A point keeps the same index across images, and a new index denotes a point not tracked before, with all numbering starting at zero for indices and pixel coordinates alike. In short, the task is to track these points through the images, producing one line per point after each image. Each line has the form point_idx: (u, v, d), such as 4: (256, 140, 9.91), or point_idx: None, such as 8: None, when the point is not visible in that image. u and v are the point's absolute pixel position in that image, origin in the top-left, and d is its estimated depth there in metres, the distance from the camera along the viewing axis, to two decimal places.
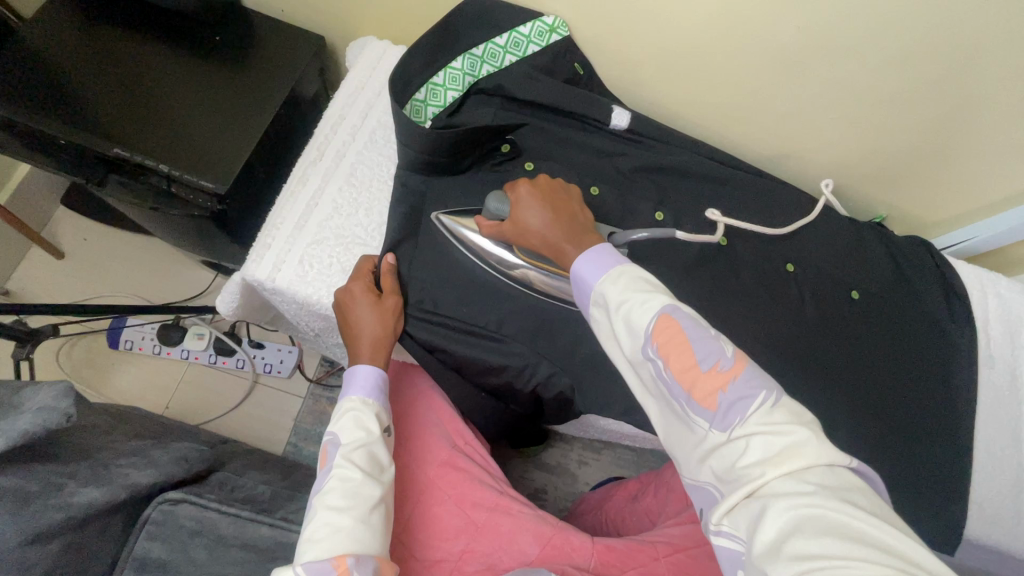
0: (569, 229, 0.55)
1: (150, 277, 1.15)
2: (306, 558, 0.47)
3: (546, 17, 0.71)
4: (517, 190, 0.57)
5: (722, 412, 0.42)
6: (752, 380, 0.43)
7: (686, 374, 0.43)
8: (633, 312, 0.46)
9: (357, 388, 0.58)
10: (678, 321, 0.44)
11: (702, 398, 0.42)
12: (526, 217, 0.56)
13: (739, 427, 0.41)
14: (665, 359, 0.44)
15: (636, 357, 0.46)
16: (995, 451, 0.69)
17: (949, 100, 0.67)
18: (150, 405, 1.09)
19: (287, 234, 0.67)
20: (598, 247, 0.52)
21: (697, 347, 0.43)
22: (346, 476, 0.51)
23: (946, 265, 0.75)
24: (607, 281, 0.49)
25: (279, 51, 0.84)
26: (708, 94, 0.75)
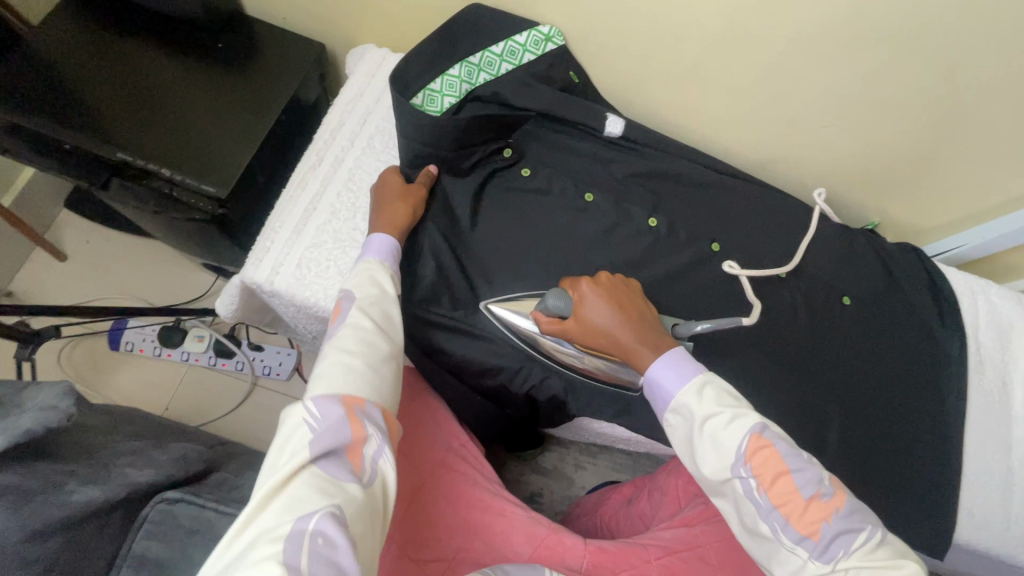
0: (642, 331, 0.57)
1: (151, 279, 1.16)
2: (317, 393, 0.47)
3: (542, 27, 0.72)
4: (580, 288, 0.59)
5: (824, 543, 0.47)
6: (852, 513, 0.48)
7: (789, 502, 0.48)
8: (724, 431, 0.50)
9: (372, 255, 0.59)
10: (772, 445, 0.49)
11: (806, 528, 0.47)
12: (596, 313, 0.58)
13: (842, 559, 0.46)
14: (764, 483, 0.49)
15: (726, 474, 0.50)
16: (986, 456, 0.69)
17: (938, 107, 0.68)
18: (150, 407, 1.10)
19: (286, 238, 0.68)
20: (672, 354, 0.55)
21: (797, 477, 0.48)
22: (359, 325, 0.51)
23: (935, 272, 0.76)
24: (689, 394, 0.53)
25: (282, 57, 0.85)
26: (701, 102, 0.76)
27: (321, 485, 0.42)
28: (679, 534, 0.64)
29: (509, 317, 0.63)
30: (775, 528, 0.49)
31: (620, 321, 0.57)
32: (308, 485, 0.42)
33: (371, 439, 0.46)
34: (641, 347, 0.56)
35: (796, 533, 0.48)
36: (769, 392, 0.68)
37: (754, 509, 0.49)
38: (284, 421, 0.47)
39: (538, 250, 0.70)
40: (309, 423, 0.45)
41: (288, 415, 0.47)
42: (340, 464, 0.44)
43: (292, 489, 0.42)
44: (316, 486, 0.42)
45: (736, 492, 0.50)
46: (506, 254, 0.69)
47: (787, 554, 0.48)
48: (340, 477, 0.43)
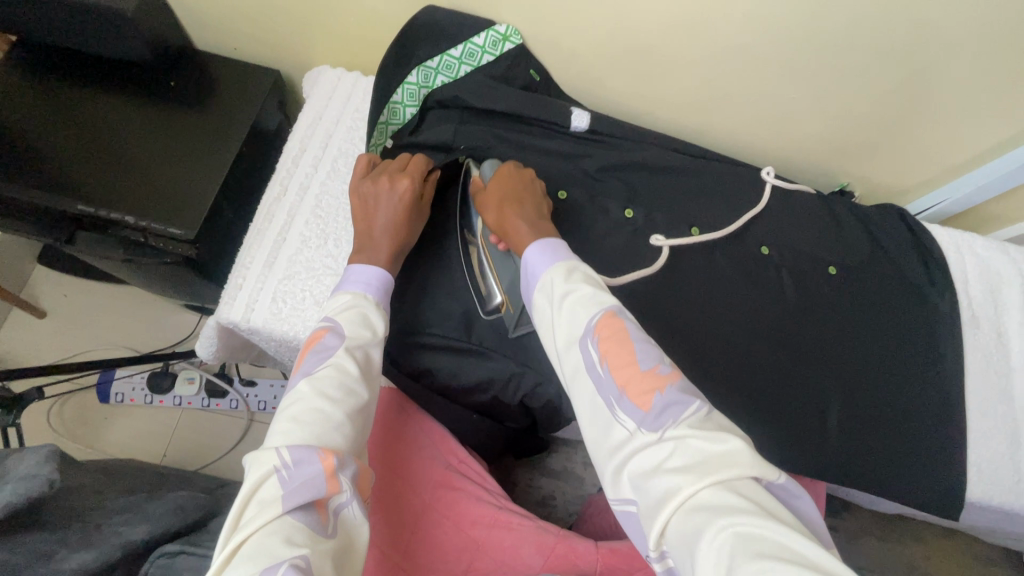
0: (524, 212, 0.57)
1: (133, 326, 1.14)
2: (294, 438, 0.45)
3: (499, 26, 0.69)
4: (505, 165, 0.61)
5: (655, 414, 0.42)
6: (687, 390, 0.43)
7: (625, 374, 0.44)
8: (578, 303, 0.48)
9: (362, 285, 0.57)
10: (621, 320, 0.46)
11: (638, 398, 0.43)
12: (491, 187, 0.59)
13: (670, 430, 0.41)
14: (605, 353, 0.45)
15: (573, 346, 0.47)
16: (990, 410, 0.69)
17: (903, 68, 0.67)
18: (146, 455, 1.08)
19: (257, 273, 0.66)
20: (552, 241, 0.54)
21: (638, 350, 0.45)
22: (343, 369, 0.50)
23: (919, 229, 0.76)
24: (553, 272, 0.51)
25: (237, 88, 0.84)
26: (665, 90, 0.75)
27: (292, 539, 0.41)
28: None
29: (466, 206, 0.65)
30: (612, 402, 0.44)
31: (501, 199, 0.57)
32: (276, 537, 0.40)
33: (343, 491, 0.44)
34: (517, 224, 0.55)
35: (630, 407, 0.43)
36: (766, 374, 0.67)
37: (593, 383, 0.45)
38: (252, 464, 0.44)
39: None
40: (282, 472, 0.43)
41: (258, 457, 0.45)
42: (313, 517, 0.43)
43: (261, 542, 0.40)
44: (287, 539, 0.40)
45: (578, 364, 0.46)
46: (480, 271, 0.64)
47: (617, 430, 0.43)
48: (308, 528, 0.42)
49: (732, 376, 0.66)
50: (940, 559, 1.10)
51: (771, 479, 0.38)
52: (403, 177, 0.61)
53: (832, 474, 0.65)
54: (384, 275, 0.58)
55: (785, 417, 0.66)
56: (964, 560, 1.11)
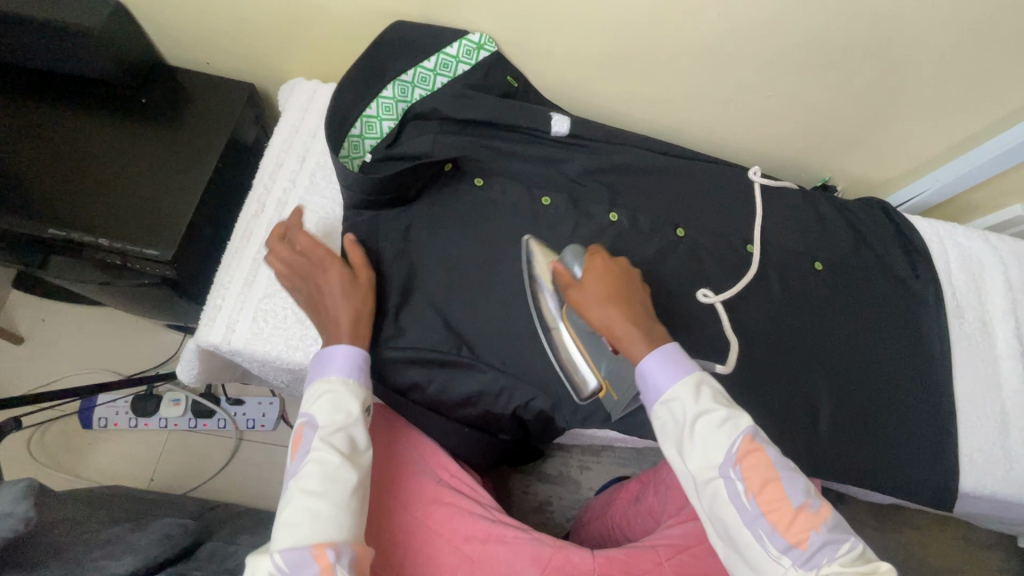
0: (637, 316, 0.52)
1: (115, 349, 1.12)
2: (285, 542, 0.46)
3: (472, 35, 0.68)
4: (597, 258, 0.56)
5: (811, 553, 0.44)
6: (836, 524, 0.45)
7: (778, 510, 0.45)
8: (715, 430, 0.47)
9: (326, 370, 0.54)
10: (761, 447, 0.47)
11: (793, 536, 0.44)
12: (588, 284, 0.54)
13: (826, 568, 0.43)
14: (752, 486, 0.45)
15: (712, 475, 0.47)
16: (979, 400, 0.69)
17: (879, 61, 0.67)
18: (133, 480, 1.05)
19: (237, 293, 0.64)
20: (672, 347, 0.51)
21: (785, 483, 0.45)
22: (323, 460, 0.49)
23: (902, 222, 0.77)
24: (682, 388, 0.49)
25: (211, 103, 0.82)
26: (646, 92, 0.75)
27: None
28: (687, 530, 0.64)
29: (543, 296, 0.61)
30: (761, 536, 0.45)
31: (607, 298, 0.53)
32: None
33: None
34: (635, 336, 0.51)
35: (783, 542, 0.44)
36: (757, 373, 0.67)
37: (738, 515, 0.46)
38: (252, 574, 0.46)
39: (495, 270, 0.66)
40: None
41: (256, 567, 0.46)
42: None
43: None
44: None
45: (720, 493, 0.46)
46: (459, 284, 0.65)
47: (769, 565, 0.45)
48: None
49: (724, 378, 0.66)
50: (937, 545, 1.11)
51: None
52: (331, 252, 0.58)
53: (827, 470, 0.65)
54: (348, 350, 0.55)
55: (779, 417, 0.65)
56: (960, 545, 1.12)
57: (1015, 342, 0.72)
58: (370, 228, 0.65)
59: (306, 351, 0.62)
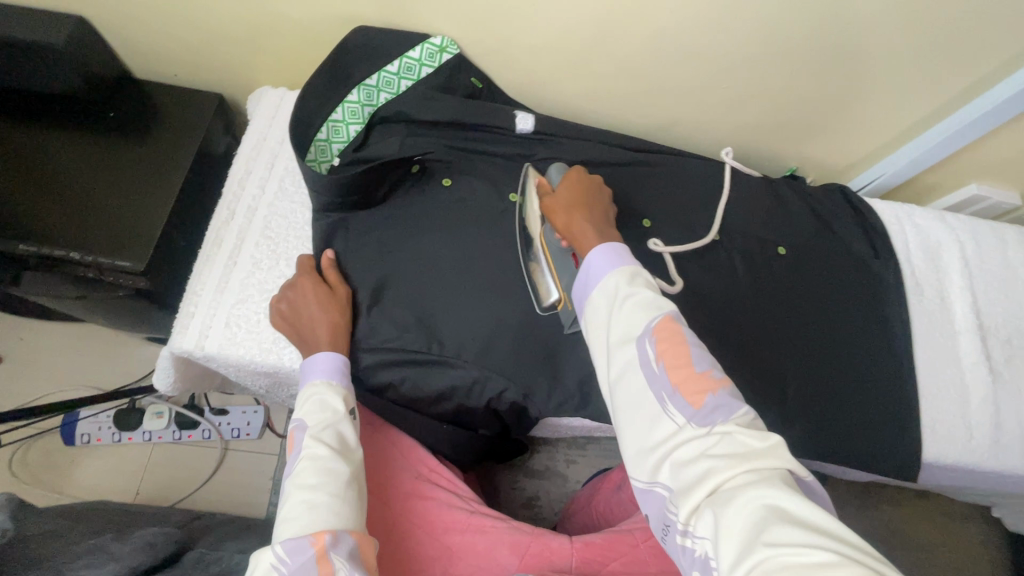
0: (595, 219, 0.57)
1: (96, 364, 1.11)
2: (284, 536, 0.46)
3: (433, 39, 0.70)
4: (573, 175, 0.63)
5: (705, 411, 0.43)
6: (736, 395, 0.44)
7: (680, 371, 0.45)
8: (638, 307, 0.48)
9: (311, 377, 0.56)
10: (679, 325, 0.47)
11: (690, 395, 0.44)
12: (559, 193, 0.61)
13: (718, 426, 0.42)
14: (661, 353, 0.46)
15: (627, 344, 0.47)
16: (939, 372, 0.71)
17: (828, 50, 0.70)
18: (119, 495, 1.05)
19: (209, 299, 0.65)
20: (618, 245, 0.54)
21: (693, 352, 0.46)
22: (315, 455, 0.50)
23: (862, 205, 0.79)
24: (616, 274, 0.51)
25: (179, 114, 0.82)
26: (608, 88, 0.76)
27: None
28: None
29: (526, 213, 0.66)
30: (662, 398, 0.45)
31: (571, 206, 0.59)
32: None
33: (340, 570, 0.43)
34: (589, 231, 0.56)
35: (679, 399, 0.44)
36: (725, 357, 0.69)
37: (643, 379, 0.46)
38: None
39: (465, 267, 0.67)
40: (279, 570, 0.43)
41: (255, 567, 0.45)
42: None
43: None
44: None
45: (631, 358, 0.47)
46: (428, 283, 0.66)
47: (664, 423, 0.45)
48: None
49: None
50: (916, 520, 1.14)
51: (803, 474, 0.41)
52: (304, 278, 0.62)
53: (795, 448, 0.67)
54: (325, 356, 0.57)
55: (746, 397, 0.67)
56: (939, 519, 1.14)
57: (971, 315, 0.74)
58: (333, 230, 0.67)
59: (280, 353, 0.63)
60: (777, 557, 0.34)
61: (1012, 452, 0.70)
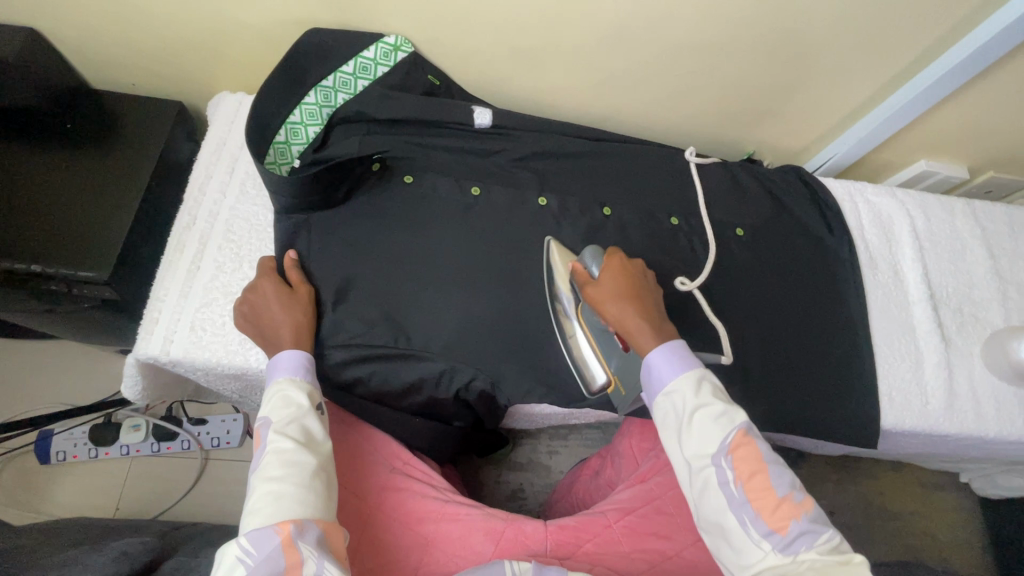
0: (649, 316, 0.56)
1: (69, 380, 1.10)
2: (250, 527, 0.47)
3: (387, 38, 0.70)
4: (614, 257, 0.59)
5: (790, 539, 0.47)
6: (817, 517, 0.48)
7: (761, 497, 0.48)
8: (711, 422, 0.51)
9: (276, 373, 0.56)
10: (754, 441, 0.50)
11: (774, 522, 0.48)
12: (605, 281, 0.57)
13: (804, 554, 0.46)
14: (741, 476, 0.49)
15: (704, 461, 0.50)
16: (894, 342, 0.74)
17: (774, 34, 0.71)
18: (98, 511, 1.04)
19: (173, 305, 0.65)
20: (677, 345, 0.55)
21: (772, 475, 0.49)
22: (280, 448, 0.50)
23: (817, 185, 0.82)
24: (683, 382, 0.52)
25: (139, 122, 0.82)
26: (564, 81, 0.78)
27: None
28: (634, 493, 0.67)
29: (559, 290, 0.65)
30: (745, 521, 0.48)
31: (621, 297, 0.56)
32: None
33: (307, 559, 0.45)
34: (646, 330, 0.55)
35: (764, 527, 0.48)
36: (690, 338, 0.70)
37: (724, 499, 0.49)
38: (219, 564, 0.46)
39: (430, 261, 0.68)
40: (245, 561, 0.45)
41: (221, 557, 0.46)
42: None
43: None
44: None
45: (711, 480, 0.50)
46: (393, 278, 0.67)
47: (750, 548, 0.48)
48: None
49: None
50: (892, 491, 1.17)
51: None
52: (264, 280, 0.62)
53: (760, 422, 0.69)
54: (288, 355, 0.57)
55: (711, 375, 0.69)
56: (914, 489, 1.17)
57: (923, 286, 0.77)
58: (295, 229, 0.67)
59: (248, 354, 0.64)
60: None
61: (966, 415, 0.73)
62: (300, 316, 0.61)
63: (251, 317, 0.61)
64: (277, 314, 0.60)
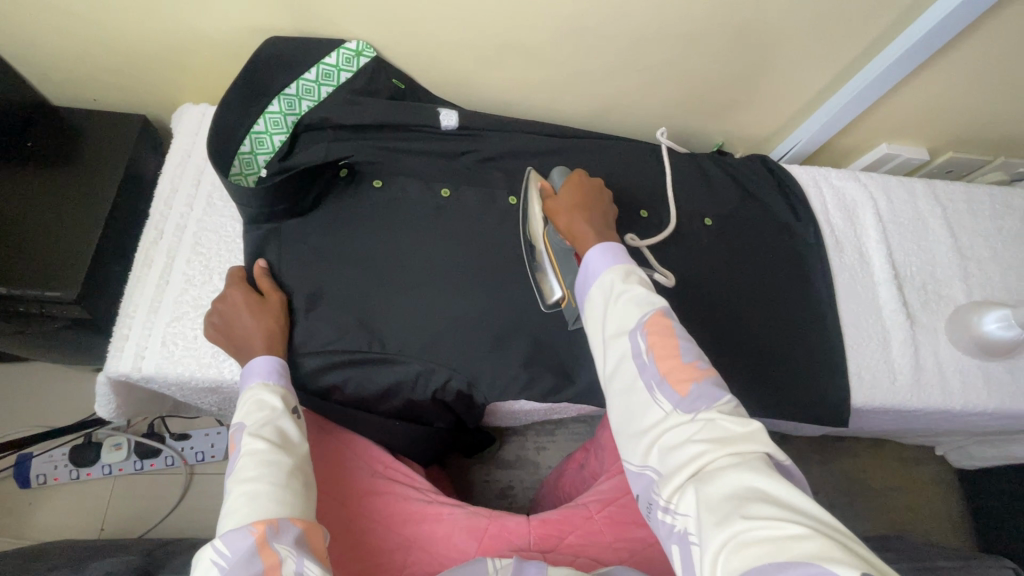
0: (596, 220, 0.57)
1: (46, 402, 1.09)
2: (225, 528, 0.47)
3: (349, 43, 0.70)
4: (576, 175, 0.63)
5: (691, 399, 0.45)
6: (721, 384, 0.46)
7: (669, 362, 0.46)
8: (631, 303, 0.49)
9: (250, 379, 0.56)
10: (670, 319, 0.48)
11: (678, 384, 0.46)
12: (561, 195, 0.60)
13: (703, 413, 0.44)
14: (653, 347, 0.47)
15: (620, 337, 0.49)
16: (860, 321, 0.76)
17: (731, 25, 0.73)
18: (83, 532, 1.02)
19: (143, 320, 0.64)
20: (613, 243, 0.54)
21: (681, 344, 0.47)
22: (255, 450, 0.50)
23: (782, 172, 0.83)
24: (611, 272, 0.52)
25: (102, 137, 0.81)
26: (529, 80, 0.78)
27: None
28: (615, 483, 0.68)
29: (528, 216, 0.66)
30: (651, 386, 0.47)
31: (572, 207, 0.59)
32: None
33: (285, 558, 0.45)
34: (587, 231, 0.56)
35: (668, 389, 0.46)
36: None
37: (634, 369, 0.48)
38: (196, 567, 0.46)
39: (401, 264, 0.68)
40: (221, 563, 0.45)
41: (199, 561, 0.46)
42: None
43: None
44: None
45: (624, 350, 0.48)
46: (365, 284, 0.67)
47: (653, 411, 0.46)
48: None
49: None
50: (874, 468, 1.20)
51: (779, 457, 0.43)
52: (234, 289, 0.62)
53: None
54: (261, 361, 0.57)
55: None
56: (896, 464, 1.20)
57: (888, 267, 0.79)
58: (265, 239, 0.67)
59: (221, 366, 0.63)
60: (755, 530, 0.37)
61: (932, 390, 0.75)
62: (271, 324, 0.61)
63: (222, 326, 0.61)
64: (249, 323, 0.60)
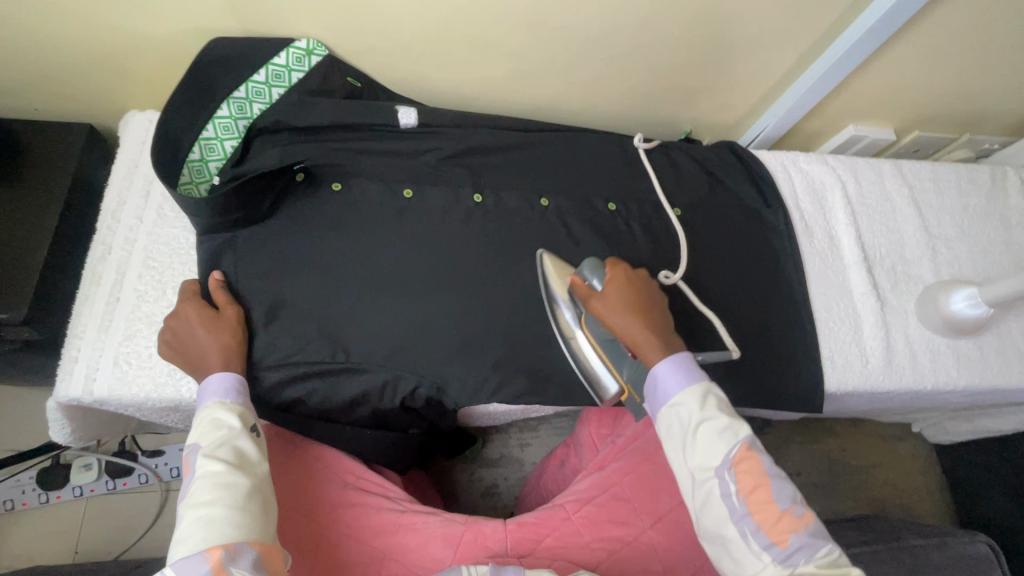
0: (655, 326, 0.56)
1: (10, 424, 1.05)
2: (179, 554, 0.46)
3: (298, 42, 0.68)
4: (618, 268, 0.59)
5: (789, 552, 0.48)
6: (818, 532, 0.49)
7: (763, 510, 0.49)
8: (715, 437, 0.51)
9: (207, 397, 0.55)
10: (757, 453, 0.51)
11: (774, 535, 0.49)
12: (610, 294, 0.57)
13: (802, 568, 0.47)
14: (743, 487, 0.50)
15: (707, 473, 0.51)
16: (831, 305, 0.76)
17: (690, 10, 0.71)
18: (55, 557, 0.99)
19: (92, 340, 0.62)
20: (680, 356, 0.54)
21: (775, 491, 0.50)
22: (210, 472, 0.49)
23: (749, 158, 0.82)
24: (687, 394, 0.53)
25: (42, 144, 0.77)
26: (489, 74, 0.77)
27: None
28: (592, 482, 0.67)
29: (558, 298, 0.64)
30: (745, 533, 0.49)
31: (627, 309, 0.56)
32: None
33: None
34: (652, 341, 0.55)
35: (765, 539, 0.49)
36: None
37: (725, 510, 0.50)
38: None
39: (364, 270, 0.66)
40: None
41: None
42: None
43: None
44: None
45: (713, 491, 0.51)
46: (327, 292, 0.64)
47: (751, 560, 0.49)
48: None
49: None
50: (855, 446, 1.21)
51: None
52: (188, 304, 0.60)
53: None
54: (218, 379, 0.55)
55: None
56: (876, 442, 1.21)
57: (857, 249, 0.79)
58: (218, 250, 0.65)
59: (177, 385, 0.61)
60: None
61: (904, 371, 0.75)
62: (228, 341, 0.58)
63: (176, 342, 0.59)
64: (203, 339, 0.58)
